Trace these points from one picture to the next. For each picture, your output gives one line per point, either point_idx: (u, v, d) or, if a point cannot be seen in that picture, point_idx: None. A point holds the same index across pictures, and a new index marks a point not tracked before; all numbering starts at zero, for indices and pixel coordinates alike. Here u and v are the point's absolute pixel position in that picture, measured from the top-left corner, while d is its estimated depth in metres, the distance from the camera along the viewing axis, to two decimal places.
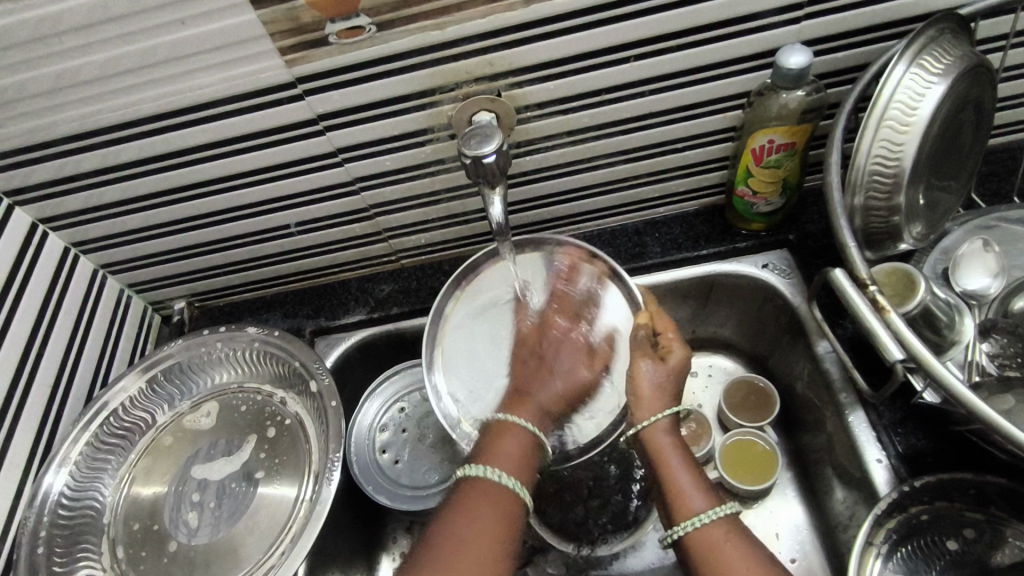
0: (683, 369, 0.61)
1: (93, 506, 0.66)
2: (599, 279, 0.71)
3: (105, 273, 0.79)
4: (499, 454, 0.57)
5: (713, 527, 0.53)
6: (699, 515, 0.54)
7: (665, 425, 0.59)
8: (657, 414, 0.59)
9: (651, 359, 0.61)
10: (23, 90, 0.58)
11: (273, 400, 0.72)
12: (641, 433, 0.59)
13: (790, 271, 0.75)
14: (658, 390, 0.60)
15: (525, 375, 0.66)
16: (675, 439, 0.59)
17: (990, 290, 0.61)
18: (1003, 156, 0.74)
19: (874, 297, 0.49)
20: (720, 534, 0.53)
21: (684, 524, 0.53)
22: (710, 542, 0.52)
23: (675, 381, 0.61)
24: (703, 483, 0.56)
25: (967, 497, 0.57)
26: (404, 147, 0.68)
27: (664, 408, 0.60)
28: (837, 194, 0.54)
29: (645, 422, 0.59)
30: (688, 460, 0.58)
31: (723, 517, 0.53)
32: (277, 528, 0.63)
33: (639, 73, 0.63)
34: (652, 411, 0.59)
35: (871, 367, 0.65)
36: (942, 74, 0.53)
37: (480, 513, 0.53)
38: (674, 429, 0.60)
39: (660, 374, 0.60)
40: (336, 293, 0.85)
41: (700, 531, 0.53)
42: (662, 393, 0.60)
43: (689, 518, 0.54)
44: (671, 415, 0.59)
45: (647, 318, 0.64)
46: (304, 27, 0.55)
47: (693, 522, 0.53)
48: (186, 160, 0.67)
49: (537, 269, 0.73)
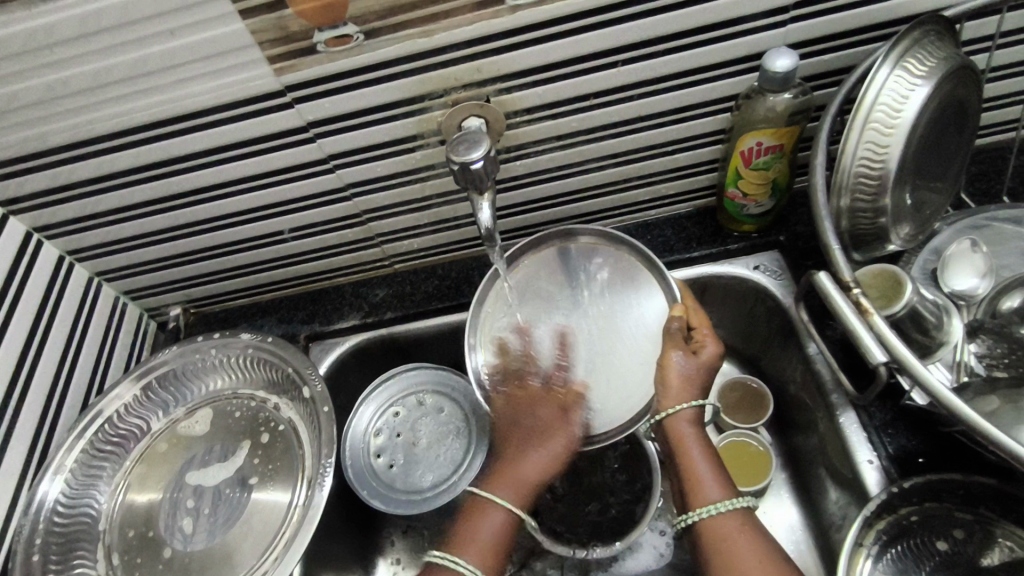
0: (712, 365, 0.61)
1: (88, 513, 0.66)
2: (638, 269, 0.73)
3: (100, 281, 0.80)
4: (471, 541, 0.58)
5: (728, 517, 0.54)
6: (714, 503, 0.54)
7: (690, 415, 0.59)
8: (681, 404, 0.59)
9: (683, 350, 0.62)
10: (14, 102, 0.59)
11: (267, 406, 0.72)
12: (664, 421, 0.59)
13: (781, 273, 0.75)
14: (685, 381, 0.60)
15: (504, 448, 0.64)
16: (698, 429, 0.59)
17: (978, 290, 0.61)
18: (993, 155, 0.75)
19: (858, 300, 0.49)
20: (734, 526, 0.53)
21: (701, 511, 0.54)
22: (724, 530, 0.53)
23: (705, 373, 0.61)
24: (720, 472, 0.57)
25: (955, 497, 0.57)
26: (395, 154, 0.68)
27: (691, 399, 0.59)
28: (822, 196, 0.54)
29: (669, 411, 0.59)
30: (709, 448, 0.58)
31: (738, 509, 0.54)
32: (270, 533, 0.63)
33: (627, 77, 0.63)
34: (678, 401, 0.59)
35: (858, 369, 0.65)
36: (926, 77, 0.53)
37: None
38: (699, 420, 0.59)
39: (691, 365, 0.60)
40: (330, 298, 0.85)
41: (716, 519, 0.54)
42: (690, 384, 0.60)
43: (704, 506, 0.55)
44: (696, 407, 0.59)
45: (681, 312, 0.65)
46: (292, 36, 0.56)
47: (708, 510, 0.54)
48: (179, 168, 0.67)
49: (557, 262, 0.75)
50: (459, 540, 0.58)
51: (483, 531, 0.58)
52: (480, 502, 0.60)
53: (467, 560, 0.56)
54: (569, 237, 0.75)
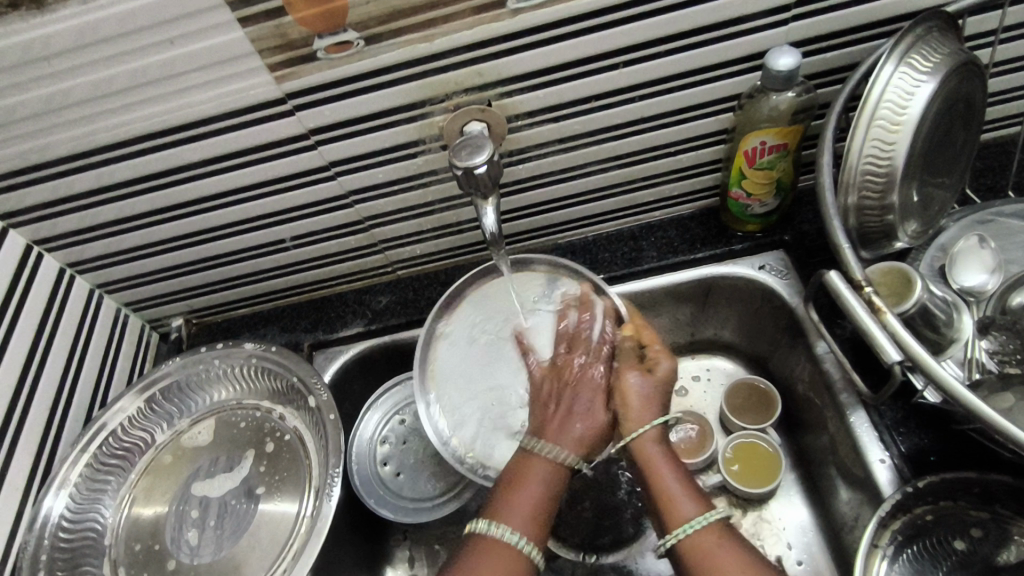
0: (669, 381, 0.60)
1: (93, 528, 0.66)
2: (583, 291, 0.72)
3: (101, 293, 0.79)
4: (514, 509, 0.54)
5: (705, 533, 0.52)
6: (690, 521, 0.53)
7: (653, 435, 0.57)
8: (643, 426, 0.57)
9: (639, 370, 0.61)
10: (13, 114, 0.58)
11: (272, 416, 0.72)
12: (627, 444, 0.58)
13: (787, 272, 0.74)
14: (646, 400, 0.59)
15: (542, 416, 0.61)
16: (664, 447, 0.57)
17: (987, 286, 0.61)
18: (997, 150, 0.74)
19: (871, 299, 0.49)
20: (712, 541, 0.52)
21: (678, 532, 0.52)
22: (704, 548, 0.51)
23: (663, 392, 0.60)
24: (690, 486, 0.55)
25: (971, 496, 0.57)
26: (397, 159, 0.68)
27: (653, 419, 0.58)
28: (829, 195, 0.54)
29: (632, 434, 0.57)
30: (678, 464, 0.57)
31: (712, 523, 0.52)
32: (279, 545, 0.63)
33: (629, 79, 0.63)
34: (640, 423, 0.58)
35: (869, 367, 0.65)
36: (931, 72, 0.53)
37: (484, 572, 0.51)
38: (663, 439, 0.58)
39: (648, 384, 0.59)
40: (333, 306, 0.85)
41: (694, 539, 0.52)
42: (650, 403, 0.59)
43: (681, 526, 0.53)
44: (659, 426, 0.58)
45: (632, 331, 0.65)
46: (292, 43, 0.55)
47: (685, 529, 0.52)
48: (181, 178, 0.67)
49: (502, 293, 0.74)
50: (502, 508, 0.54)
51: (529, 495, 0.55)
52: (529, 461, 0.57)
53: (512, 531, 0.53)
54: (526, 264, 0.75)
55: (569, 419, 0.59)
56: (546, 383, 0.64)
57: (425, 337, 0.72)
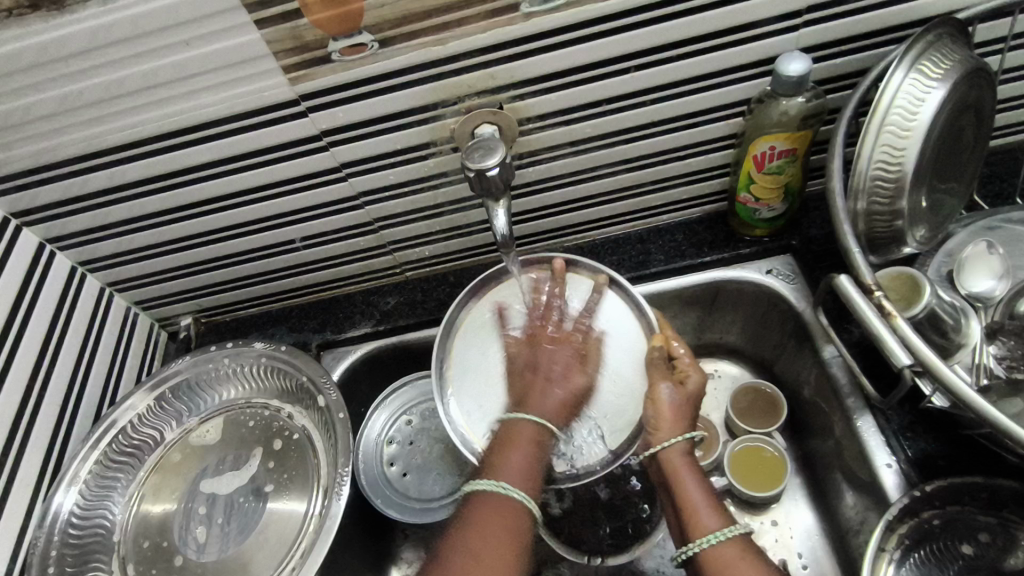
0: (700, 394, 0.62)
1: (102, 525, 0.66)
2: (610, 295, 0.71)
3: (112, 291, 0.80)
4: (506, 467, 0.55)
5: (726, 546, 0.52)
6: (714, 533, 0.53)
7: (683, 447, 0.58)
8: (675, 438, 0.58)
9: (672, 382, 0.62)
10: (29, 114, 0.59)
11: (281, 415, 0.72)
12: (657, 454, 0.58)
13: (794, 277, 0.75)
14: (677, 412, 0.60)
15: (518, 387, 0.62)
16: (690, 460, 0.58)
17: (994, 292, 0.62)
18: (1005, 157, 0.75)
19: (881, 302, 0.49)
20: (733, 555, 0.52)
21: (701, 541, 0.53)
22: (724, 561, 0.51)
23: (694, 406, 0.61)
24: (714, 500, 0.56)
25: (978, 500, 0.57)
26: (408, 162, 0.68)
27: (683, 432, 0.59)
28: (840, 200, 0.54)
29: (662, 445, 0.58)
30: (704, 478, 0.57)
31: (735, 537, 0.52)
32: (287, 542, 0.63)
33: (640, 83, 0.64)
34: (670, 435, 0.59)
35: (879, 372, 0.65)
36: (942, 79, 0.53)
37: (484, 527, 0.52)
38: (691, 452, 0.59)
39: (680, 397, 0.61)
40: (342, 306, 0.85)
41: (717, 549, 0.52)
42: (681, 417, 0.60)
43: (702, 536, 0.53)
44: (688, 440, 0.58)
45: (663, 340, 0.65)
46: (307, 45, 0.56)
47: (708, 540, 0.52)
48: (192, 178, 0.67)
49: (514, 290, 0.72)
50: (494, 465, 0.55)
51: (519, 457, 0.56)
52: (514, 427, 0.58)
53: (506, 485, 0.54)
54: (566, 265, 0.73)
55: (544, 383, 0.61)
56: (523, 350, 0.65)
57: (444, 326, 0.71)
